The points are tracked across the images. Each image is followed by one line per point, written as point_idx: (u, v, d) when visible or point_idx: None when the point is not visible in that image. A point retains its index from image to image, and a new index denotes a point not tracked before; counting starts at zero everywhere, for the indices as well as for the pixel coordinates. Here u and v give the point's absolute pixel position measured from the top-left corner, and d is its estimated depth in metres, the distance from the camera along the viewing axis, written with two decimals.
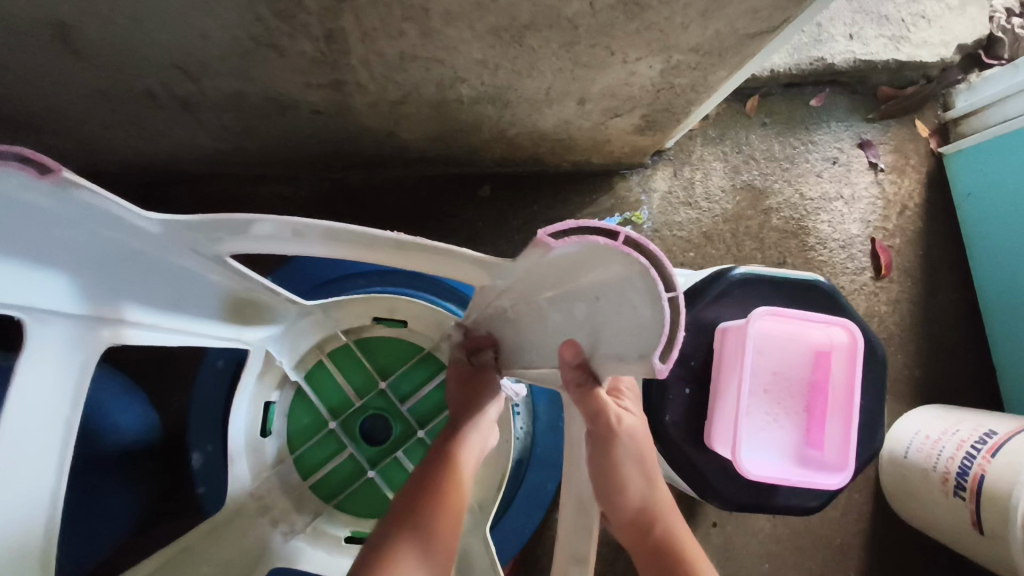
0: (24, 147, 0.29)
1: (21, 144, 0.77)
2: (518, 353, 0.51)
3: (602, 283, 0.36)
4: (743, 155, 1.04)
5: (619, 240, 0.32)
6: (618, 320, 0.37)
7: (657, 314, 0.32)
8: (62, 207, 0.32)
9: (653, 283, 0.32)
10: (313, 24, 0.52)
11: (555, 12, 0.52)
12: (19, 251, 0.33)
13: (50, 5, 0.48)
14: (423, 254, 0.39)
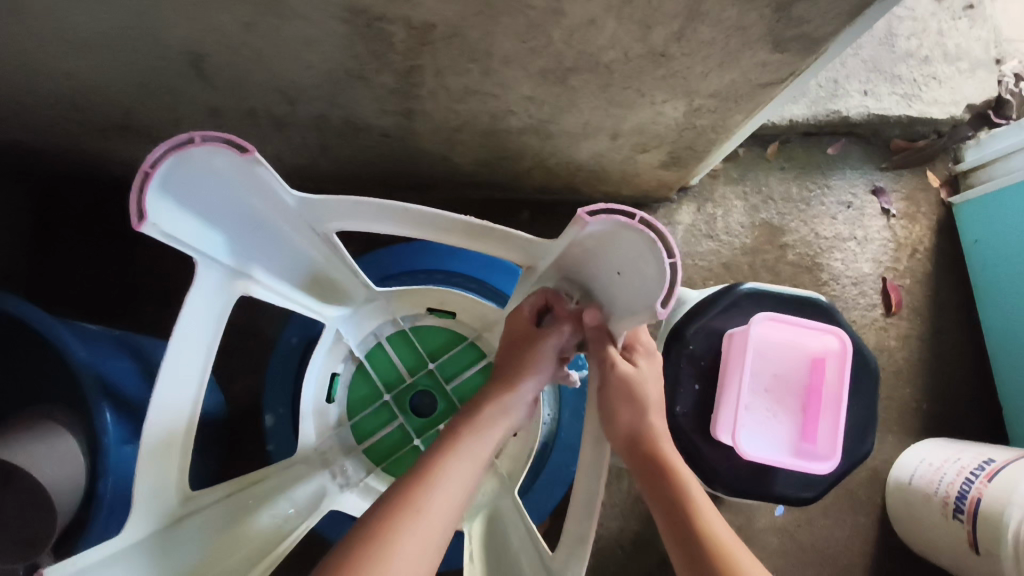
0: (232, 133, 0.40)
1: (134, 152, 0.90)
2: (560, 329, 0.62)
3: (619, 258, 0.46)
4: (762, 195, 1.13)
5: (635, 220, 0.41)
6: (633, 288, 0.46)
7: (661, 276, 0.41)
8: (243, 176, 0.43)
9: (658, 252, 0.41)
10: (398, 61, 0.64)
11: (595, 59, 0.63)
12: (202, 207, 0.43)
13: (195, 41, 0.60)
14: (486, 235, 0.51)
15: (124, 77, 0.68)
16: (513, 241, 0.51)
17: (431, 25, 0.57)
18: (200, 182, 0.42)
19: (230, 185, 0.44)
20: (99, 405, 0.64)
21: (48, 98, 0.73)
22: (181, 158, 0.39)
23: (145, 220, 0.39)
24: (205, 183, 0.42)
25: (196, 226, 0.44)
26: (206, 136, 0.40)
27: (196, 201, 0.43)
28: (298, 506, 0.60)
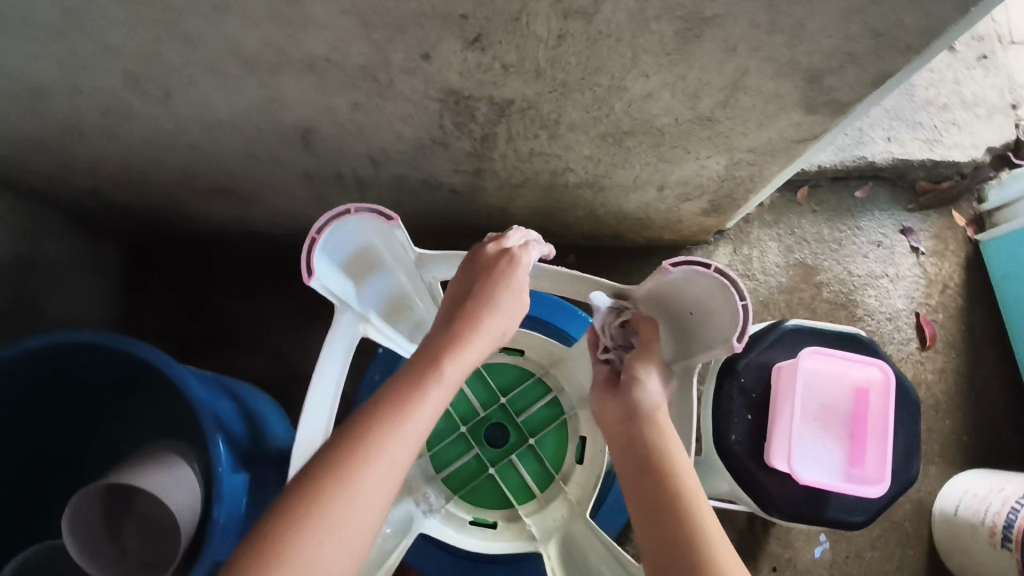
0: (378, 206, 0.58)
1: (227, 209, 1.01)
2: None
3: (695, 300, 0.59)
4: (795, 237, 1.20)
5: (711, 269, 0.54)
6: (708, 322, 0.59)
7: (734, 313, 0.54)
8: (380, 237, 0.60)
9: (732, 293, 0.53)
10: (477, 130, 0.73)
11: (649, 124, 0.72)
12: (345, 263, 0.60)
13: (308, 118, 0.70)
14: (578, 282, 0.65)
15: (239, 149, 0.79)
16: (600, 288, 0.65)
17: (511, 101, 0.66)
18: (346, 243, 0.59)
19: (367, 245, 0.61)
20: (215, 439, 0.72)
21: (167, 167, 0.85)
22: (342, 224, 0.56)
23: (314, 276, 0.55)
24: (352, 245, 0.60)
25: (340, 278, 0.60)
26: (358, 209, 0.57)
27: (341, 258, 0.60)
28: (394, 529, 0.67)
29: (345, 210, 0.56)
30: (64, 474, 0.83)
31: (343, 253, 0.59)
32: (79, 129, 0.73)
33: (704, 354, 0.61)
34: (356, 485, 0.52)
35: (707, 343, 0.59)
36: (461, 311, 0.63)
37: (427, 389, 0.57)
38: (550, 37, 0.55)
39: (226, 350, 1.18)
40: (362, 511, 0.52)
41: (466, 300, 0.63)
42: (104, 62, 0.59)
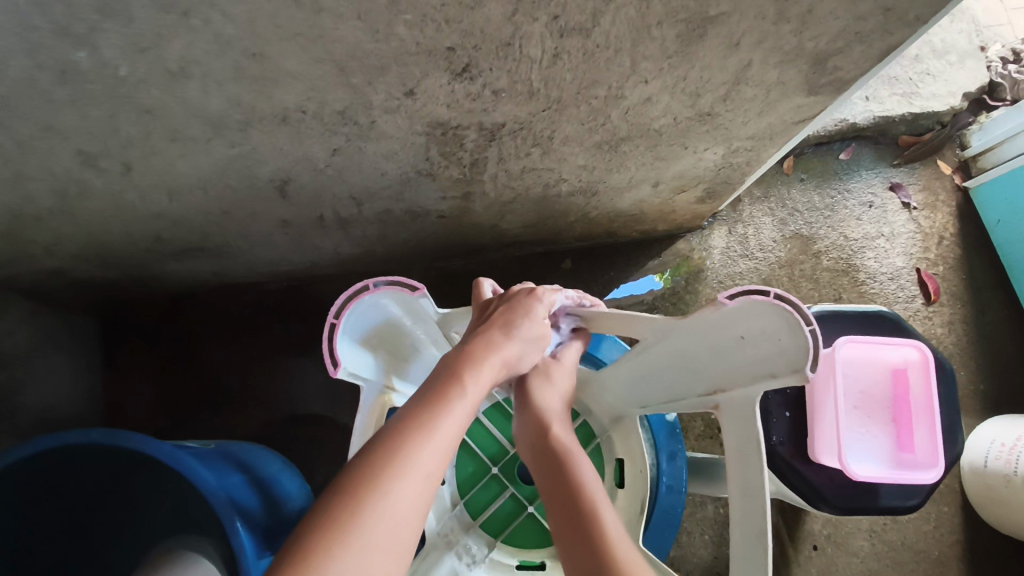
0: (396, 277, 0.57)
1: (201, 266, 0.94)
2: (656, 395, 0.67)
3: (745, 326, 0.51)
4: (787, 209, 1.18)
5: (771, 296, 0.48)
6: (765, 351, 0.51)
7: (799, 339, 0.48)
8: (396, 305, 0.60)
9: (795, 318, 0.47)
10: (466, 156, 0.68)
11: (646, 126, 0.68)
12: (362, 338, 0.60)
13: (284, 170, 0.65)
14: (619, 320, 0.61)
15: (211, 209, 0.73)
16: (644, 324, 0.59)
17: (502, 124, 0.62)
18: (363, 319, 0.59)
19: (384, 314, 0.60)
20: (234, 523, 0.67)
21: (133, 237, 0.78)
22: (360, 305, 0.56)
23: (340, 364, 0.54)
24: (369, 319, 0.59)
25: (362, 354, 0.60)
26: (375, 283, 0.57)
27: (361, 335, 0.59)
28: None
29: (362, 287, 0.56)
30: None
31: (362, 327, 0.59)
32: (32, 214, 0.66)
33: (761, 388, 0.53)
34: (378, 522, 0.41)
35: (768, 371, 0.51)
36: (481, 335, 0.58)
37: (450, 414, 0.49)
38: (545, 56, 0.51)
39: (222, 411, 1.12)
40: (377, 555, 0.40)
41: (487, 327, 0.59)
42: (51, 144, 0.53)
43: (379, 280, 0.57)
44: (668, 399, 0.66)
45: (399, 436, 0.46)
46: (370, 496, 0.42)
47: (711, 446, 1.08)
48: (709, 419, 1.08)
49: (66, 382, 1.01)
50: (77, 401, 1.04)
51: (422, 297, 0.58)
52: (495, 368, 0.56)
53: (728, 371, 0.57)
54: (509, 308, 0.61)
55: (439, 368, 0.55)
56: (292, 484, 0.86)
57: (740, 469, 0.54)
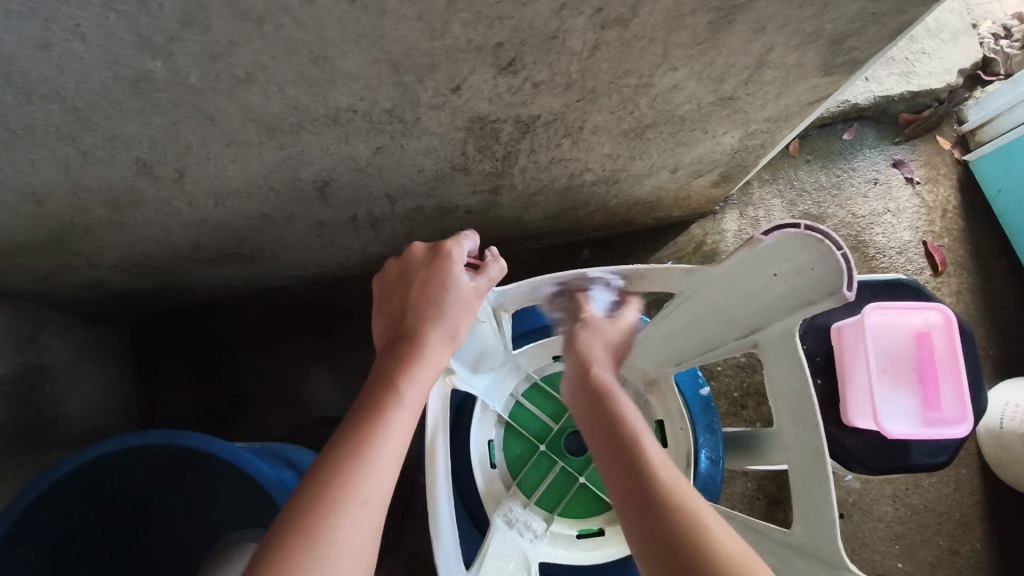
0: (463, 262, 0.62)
1: (234, 271, 0.97)
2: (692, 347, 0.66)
3: (776, 263, 0.48)
4: (796, 189, 1.21)
5: (801, 228, 0.44)
6: (800, 284, 0.48)
7: (834, 268, 0.44)
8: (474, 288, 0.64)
9: (827, 247, 0.43)
10: (500, 149, 0.71)
11: (671, 113, 0.71)
12: None
13: (327, 170, 0.67)
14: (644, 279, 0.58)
15: (252, 213, 0.75)
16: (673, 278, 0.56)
17: (538, 116, 0.64)
18: None
19: None
20: None
21: (173, 244, 0.80)
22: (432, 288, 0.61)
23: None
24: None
25: None
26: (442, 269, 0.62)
27: None
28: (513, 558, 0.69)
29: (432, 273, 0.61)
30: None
31: None
32: (83, 226, 0.68)
33: (802, 315, 0.50)
34: (360, 496, 0.46)
35: (805, 302, 0.48)
36: (421, 311, 0.60)
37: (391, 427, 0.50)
38: (584, 48, 0.53)
39: (257, 415, 1.14)
40: (362, 526, 0.45)
41: (416, 309, 0.59)
42: (113, 153, 0.55)
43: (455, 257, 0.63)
44: (706, 347, 0.64)
45: (362, 422, 0.50)
46: (328, 518, 0.44)
47: (735, 422, 1.11)
48: (732, 396, 1.12)
49: (104, 394, 1.03)
50: (114, 412, 1.06)
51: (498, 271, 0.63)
52: (437, 341, 0.58)
53: (761, 312, 0.54)
54: (426, 283, 0.61)
55: (377, 374, 0.55)
56: None
57: (795, 417, 0.55)
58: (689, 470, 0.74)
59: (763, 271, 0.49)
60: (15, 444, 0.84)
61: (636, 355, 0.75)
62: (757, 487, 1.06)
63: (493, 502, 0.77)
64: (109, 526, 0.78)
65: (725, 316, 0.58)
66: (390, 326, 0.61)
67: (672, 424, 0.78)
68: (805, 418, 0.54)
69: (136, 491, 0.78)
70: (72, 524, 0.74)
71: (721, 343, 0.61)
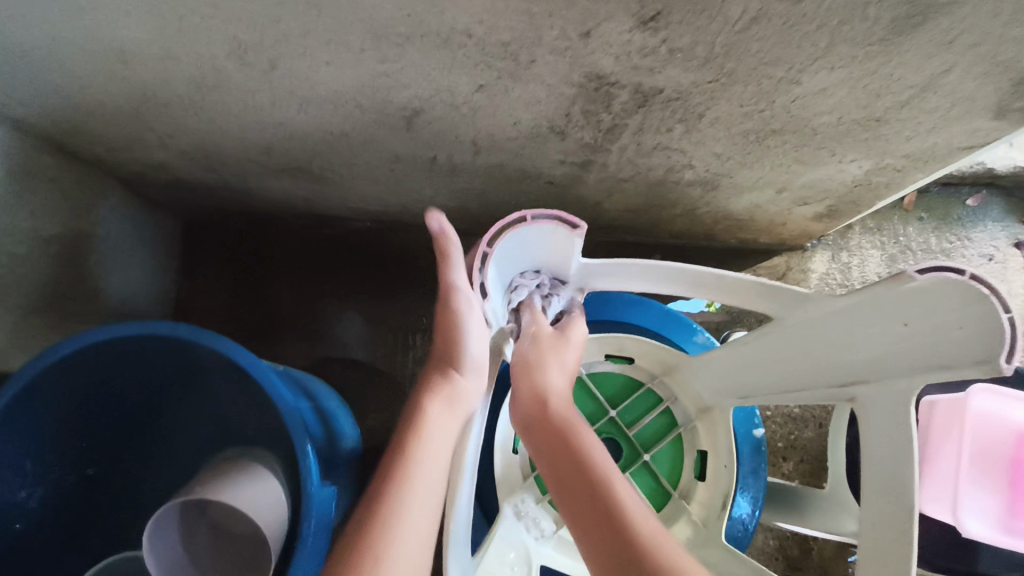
0: (558, 215, 0.57)
1: (299, 188, 0.94)
2: (759, 385, 0.61)
3: (915, 309, 0.42)
4: (899, 245, 1.11)
5: (966, 276, 0.38)
6: (935, 340, 0.42)
7: (992, 330, 0.38)
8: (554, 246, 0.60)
9: (989, 303, 0.37)
10: (606, 120, 0.65)
11: (805, 122, 0.63)
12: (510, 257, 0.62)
13: (421, 98, 0.62)
14: (734, 287, 0.55)
15: (331, 128, 0.71)
16: (762, 293, 0.54)
17: (660, 90, 0.58)
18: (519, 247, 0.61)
19: (534, 243, 0.61)
20: (304, 444, 0.67)
21: (245, 142, 0.77)
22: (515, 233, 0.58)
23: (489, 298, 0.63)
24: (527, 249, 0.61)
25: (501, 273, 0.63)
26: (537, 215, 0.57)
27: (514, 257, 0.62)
28: (517, 551, 0.67)
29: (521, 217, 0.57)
30: (135, 481, 0.80)
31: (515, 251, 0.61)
32: (162, 98, 0.65)
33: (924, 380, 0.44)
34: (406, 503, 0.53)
35: (935, 365, 0.42)
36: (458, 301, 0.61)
37: (422, 457, 0.56)
38: (741, 18, 0.47)
39: (287, 337, 1.12)
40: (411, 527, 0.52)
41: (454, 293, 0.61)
42: (210, 25, 0.51)
43: (539, 213, 0.57)
44: (783, 389, 0.57)
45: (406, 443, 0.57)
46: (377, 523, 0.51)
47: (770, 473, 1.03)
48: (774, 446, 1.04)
49: (145, 280, 1.03)
50: (151, 298, 1.05)
51: (578, 236, 0.57)
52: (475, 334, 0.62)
53: (868, 361, 0.48)
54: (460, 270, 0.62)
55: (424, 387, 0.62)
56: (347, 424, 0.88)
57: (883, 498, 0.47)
58: (723, 509, 0.67)
59: (892, 318, 0.44)
60: (48, 304, 0.83)
61: (698, 376, 0.70)
62: (778, 546, 0.97)
63: (507, 487, 0.75)
64: (115, 409, 0.76)
65: (824, 357, 0.52)
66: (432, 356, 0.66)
67: (716, 458, 0.70)
68: (889, 495, 0.47)
69: (156, 381, 0.77)
70: (85, 396, 0.73)
71: (804, 389, 0.55)
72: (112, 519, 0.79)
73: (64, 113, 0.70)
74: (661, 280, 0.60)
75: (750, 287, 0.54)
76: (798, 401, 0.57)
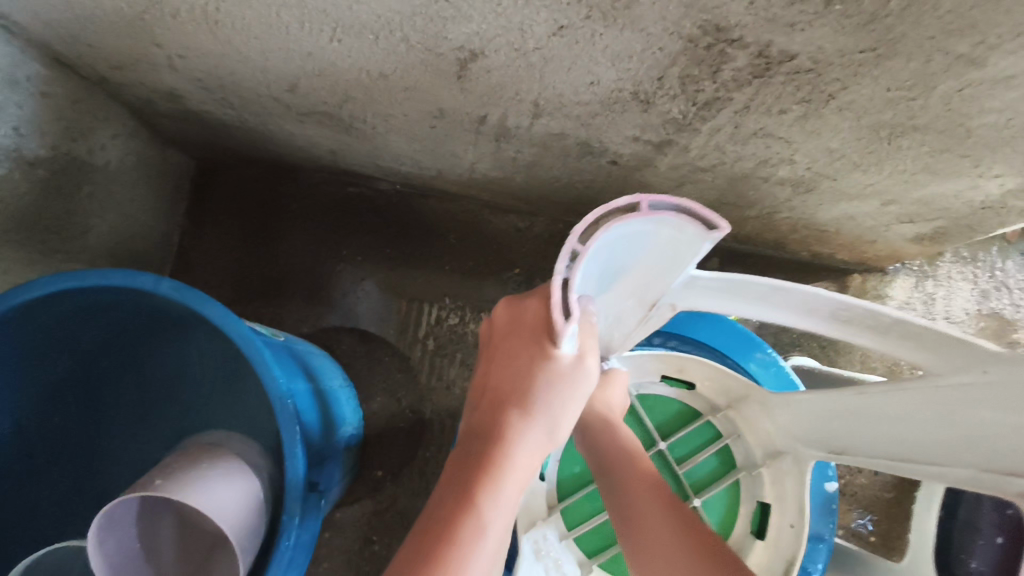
0: (685, 203, 0.43)
1: (325, 137, 0.82)
2: (856, 444, 0.50)
3: None
4: (993, 280, 0.97)
5: None
6: None
7: None
8: (667, 249, 0.47)
9: None
10: (706, 91, 0.52)
11: (960, 121, 0.50)
12: (606, 259, 0.47)
13: (482, 37, 0.50)
14: (862, 321, 0.45)
15: (368, 65, 0.59)
16: (894, 330, 0.43)
17: (791, 57, 0.45)
18: (620, 248, 0.46)
19: (643, 244, 0.46)
20: (293, 440, 0.56)
21: (267, 74, 0.65)
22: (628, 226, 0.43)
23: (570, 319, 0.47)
24: (629, 248, 0.47)
25: (589, 280, 0.48)
26: (655, 203, 0.43)
27: (610, 261, 0.47)
28: None
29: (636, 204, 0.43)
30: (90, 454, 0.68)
31: (615, 252, 0.46)
32: (171, 4, 0.54)
33: None
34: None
35: None
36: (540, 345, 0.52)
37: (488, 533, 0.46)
38: None
39: (294, 303, 1.01)
40: None
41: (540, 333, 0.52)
42: None
43: (658, 201, 0.44)
44: (908, 455, 0.45)
45: (467, 491, 0.47)
46: None
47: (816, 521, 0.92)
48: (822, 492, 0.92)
49: (146, 220, 0.92)
50: (151, 243, 0.95)
51: (712, 237, 0.44)
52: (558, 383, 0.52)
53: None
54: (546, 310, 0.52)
55: (485, 421, 0.52)
56: (343, 409, 0.77)
57: None
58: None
59: None
60: (26, 236, 0.73)
61: (777, 419, 0.58)
62: None
63: (526, 519, 0.65)
64: (87, 365, 0.67)
65: (980, 427, 0.39)
66: (485, 389, 0.55)
67: (780, 516, 0.59)
68: None
69: (139, 335, 0.67)
70: (54, 347, 0.63)
71: (944, 462, 0.42)
72: (51, 496, 0.66)
73: (57, 14, 0.59)
74: (796, 309, 0.48)
75: (913, 330, 0.42)
76: (909, 472, 0.45)
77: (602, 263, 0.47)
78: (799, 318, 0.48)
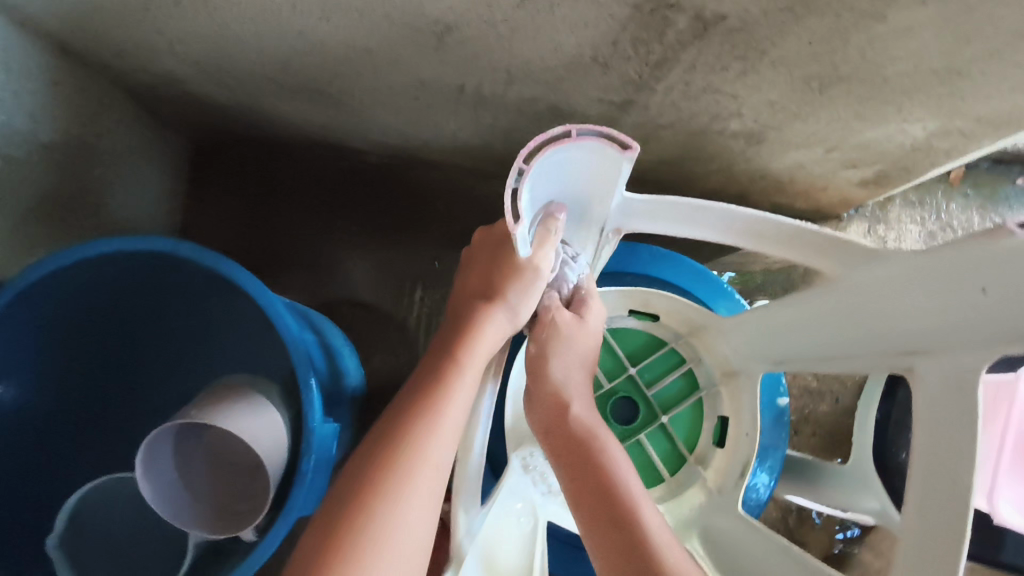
0: (608, 130, 0.48)
1: (316, 113, 0.88)
2: (787, 350, 0.59)
3: (995, 273, 0.38)
4: (940, 222, 1.05)
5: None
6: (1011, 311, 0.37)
7: None
8: (600, 167, 0.53)
9: None
10: (656, 52, 0.59)
11: (876, 70, 0.58)
12: (546, 182, 0.53)
13: (456, 12, 0.57)
14: (791, 239, 0.53)
15: (354, 43, 0.65)
16: (815, 245, 0.52)
17: (723, 18, 0.52)
18: (557, 171, 0.52)
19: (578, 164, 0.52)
20: (307, 378, 0.64)
21: (262, 56, 0.71)
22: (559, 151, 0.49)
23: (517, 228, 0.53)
24: (566, 176, 0.54)
25: (534, 200, 0.54)
26: (581, 129, 0.49)
27: (550, 182, 0.53)
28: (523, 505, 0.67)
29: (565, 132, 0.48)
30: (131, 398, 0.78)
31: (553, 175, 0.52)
32: None
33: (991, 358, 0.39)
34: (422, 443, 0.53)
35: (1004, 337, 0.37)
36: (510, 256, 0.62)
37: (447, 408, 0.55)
38: None
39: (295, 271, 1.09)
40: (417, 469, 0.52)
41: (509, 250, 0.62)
42: None
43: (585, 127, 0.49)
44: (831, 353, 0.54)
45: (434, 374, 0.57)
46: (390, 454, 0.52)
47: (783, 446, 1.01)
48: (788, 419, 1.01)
49: (152, 200, 0.99)
50: (157, 221, 1.01)
51: (629, 156, 0.49)
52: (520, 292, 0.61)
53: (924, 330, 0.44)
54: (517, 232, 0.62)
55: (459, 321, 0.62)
56: (349, 361, 0.85)
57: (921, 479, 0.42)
58: (740, 477, 0.65)
59: (967, 285, 0.40)
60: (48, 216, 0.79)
61: (728, 339, 0.66)
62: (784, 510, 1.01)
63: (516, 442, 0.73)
64: (116, 324, 0.74)
65: (880, 321, 0.47)
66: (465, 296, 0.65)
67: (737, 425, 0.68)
68: None
69: (161, 296, 0.74)
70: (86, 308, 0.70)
71: (856, 353, 0.51)
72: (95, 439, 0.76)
73: (68, 8, 0.65)
74: (730, 231, 0.56)
75: (822, 239, 0.51)
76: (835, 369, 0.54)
77: (546, 186, 0.53)
78: (735, 239, 0.57)
